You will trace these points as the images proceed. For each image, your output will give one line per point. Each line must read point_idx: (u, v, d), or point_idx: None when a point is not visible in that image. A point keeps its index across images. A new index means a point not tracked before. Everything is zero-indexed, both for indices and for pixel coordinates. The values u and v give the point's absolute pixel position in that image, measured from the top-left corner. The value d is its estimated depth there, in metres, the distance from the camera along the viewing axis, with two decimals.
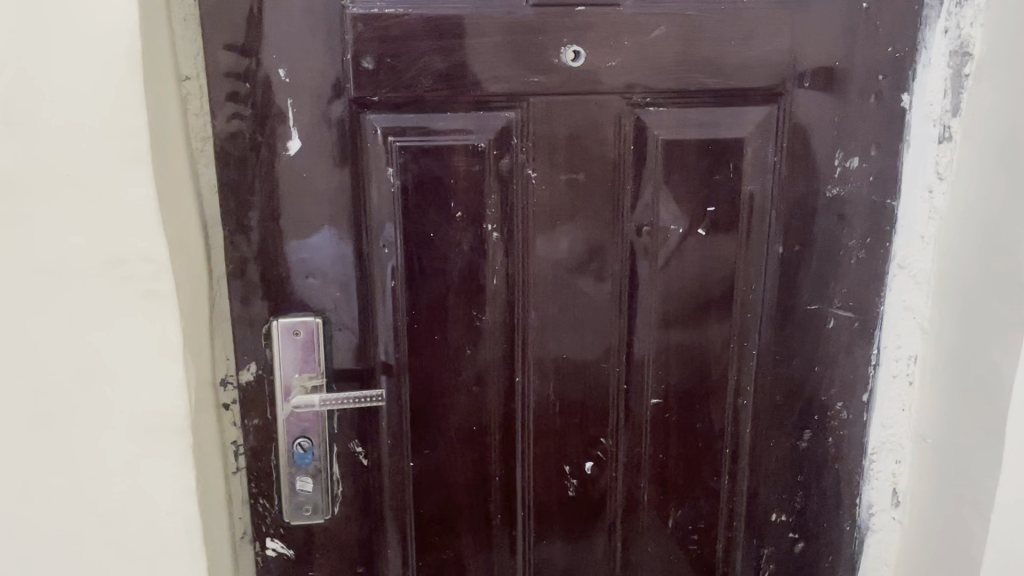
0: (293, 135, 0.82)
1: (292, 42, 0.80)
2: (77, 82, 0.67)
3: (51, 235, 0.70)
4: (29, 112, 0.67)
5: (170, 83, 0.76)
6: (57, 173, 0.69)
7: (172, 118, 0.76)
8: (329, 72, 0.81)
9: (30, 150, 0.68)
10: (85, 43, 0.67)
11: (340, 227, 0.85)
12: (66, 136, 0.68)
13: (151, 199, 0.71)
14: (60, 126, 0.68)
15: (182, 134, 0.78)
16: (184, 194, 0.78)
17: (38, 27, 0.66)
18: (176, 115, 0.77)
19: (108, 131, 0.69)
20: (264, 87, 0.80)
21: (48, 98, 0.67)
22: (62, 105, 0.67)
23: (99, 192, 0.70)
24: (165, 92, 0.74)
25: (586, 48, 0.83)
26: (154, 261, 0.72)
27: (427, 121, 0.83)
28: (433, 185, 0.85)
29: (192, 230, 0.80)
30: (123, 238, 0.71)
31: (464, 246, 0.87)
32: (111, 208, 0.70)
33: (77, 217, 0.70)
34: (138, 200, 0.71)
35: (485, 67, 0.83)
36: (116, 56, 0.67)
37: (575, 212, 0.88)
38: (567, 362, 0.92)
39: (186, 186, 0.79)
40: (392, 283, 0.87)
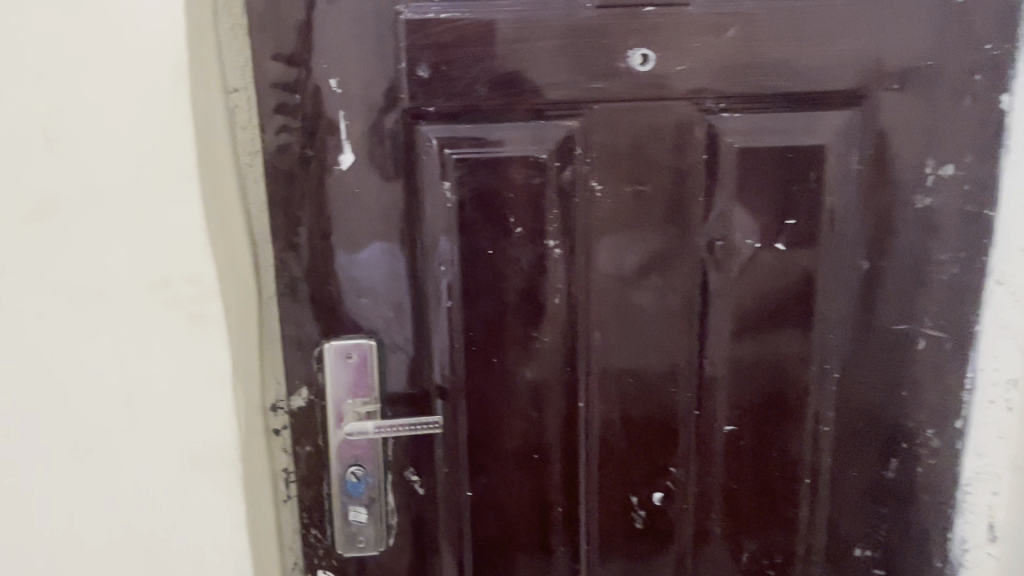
0: (345, 146, 0.78)
1: (344, 51, 0.75)
2: (122, 96, 0.64)
3: (93, 256, 0.67)
4: (70, 129, 0.64)
5: (218, 95, 0.72)
6: (100, 192, 0.66)
7: (220, 132, 0.72)
8: (381, 82, 0.77)
9: (72, 168, 0.65)
10: (130, 53, 0.63)
11: (392, 244, 0.81)
12: (108, 153, 0.65)
13: (200, 218, 0.67)
14: (102, 143, 0.65)
15: (230, 149, 0.75)
16: (232, 211, 0.75)
17: (81, 38, 0.62)
18: (224, 129, 0.73)
19: (154, 148, 0.65)
20: (314, 98, 0.76)
21: (90, 113, 0.64)
22: (105, 120, 0.64)
23: (143, 211, 0.66)
24: (213, 105, 0.71)
25: (654, 51, 0.77)
26: (201, 284, 0.69)
27: (485, 131, 0.79)
28: (491, 199, 0.80)
29: (240, 249, 0.76)
30: (167, 259, 0.68)
31: (523, 263, 0.82)
32: (156, 228, 0.67)
33: (121, 238, 0.67)
34: (185, 220, 0.67)
35: (545, 73, 0.77)
36: (160, 68, 0.64)
37: (641, 226, 0.82)
38: (633, 387, 0.86)
39: (234, 203, 0.75)
40: (448, 303, 0.83)
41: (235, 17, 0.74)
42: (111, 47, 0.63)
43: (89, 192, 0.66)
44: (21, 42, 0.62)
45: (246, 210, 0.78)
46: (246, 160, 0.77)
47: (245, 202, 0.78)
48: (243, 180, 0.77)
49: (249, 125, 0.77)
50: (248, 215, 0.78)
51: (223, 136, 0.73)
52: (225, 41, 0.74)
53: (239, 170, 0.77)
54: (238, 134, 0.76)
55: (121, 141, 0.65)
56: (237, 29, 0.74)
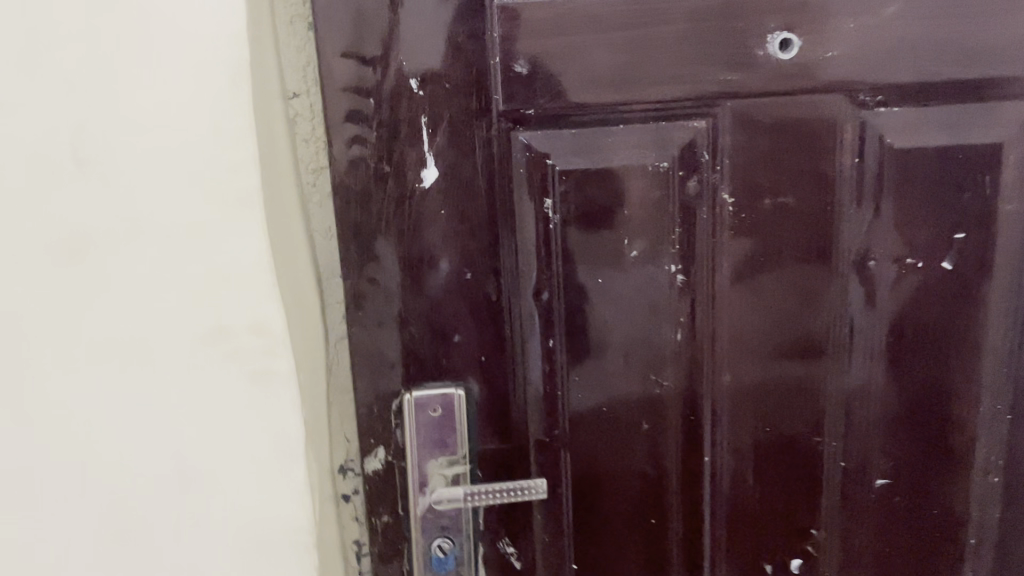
0: (429, 160, 0.64)
1: (426, 46, 0.62)
2: (169, 107, 0.52)
3: (135, 303, 0.55)
4: (106, 149, 0.52)
5: (280, 104, 0.60)
6: (143, 226, 0.54)
7: (283, 149, 0.60)
8: (471, 82, 0.63)
9: (108, 197, 0.53)
10: (180, 54, 0.51)
11: (483, 275, 0.67)
12: (153, 177, 0.53)
13: (265, 255, 0.55)
14: (145, 165, 0.53)
15: (293, 168, 0.62)
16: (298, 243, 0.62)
17: (119, 38, 0.51)
18: (288, 145, 0.61)
19: (209, 169, 0.53)
20: (391, 103, 0.63)
21: (130, 129, 0.52)
22: (149, 136, 0.52)
23: (196, 247, 0.54)
24: (275, 116, 0.59)
25: (800, 34, 0.64)
26: (268, 334, 0.56)
27: (595, 137, 0.65)
28: (601, 218, 0.67)
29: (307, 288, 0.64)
30: (226, 306, 0.56)
31: (639, 294, 0.69)
32: (212, 268, 0.55)
33: (170, 280, 0.55)
34: (247, 258, 0.55)
35: (668, 64, 0.64)
36: (217, 70, 0.52)
37: (782, 247, 0.68)
38: (768, 436, 0.73)
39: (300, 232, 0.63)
40: (550, 342, 0.69)
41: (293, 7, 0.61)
42: (154, 48, 0.51)
43: (131, 226, 0.54)
44: (44, 44, 0.51)
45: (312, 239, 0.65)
46: (310, 179, 0.64)
47: (310, 231, 0.65)
48: (308, 204, 0.65)
49: (313, 138, 0.63)
50: (314, 244, 0.65)
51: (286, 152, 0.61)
52: (281, 38, 0.61)
53: (304, 191, 0.64)
54: (300, 149, 0.63)
55: (167, 163, 0.53)
56: (297, 22, 0.61)
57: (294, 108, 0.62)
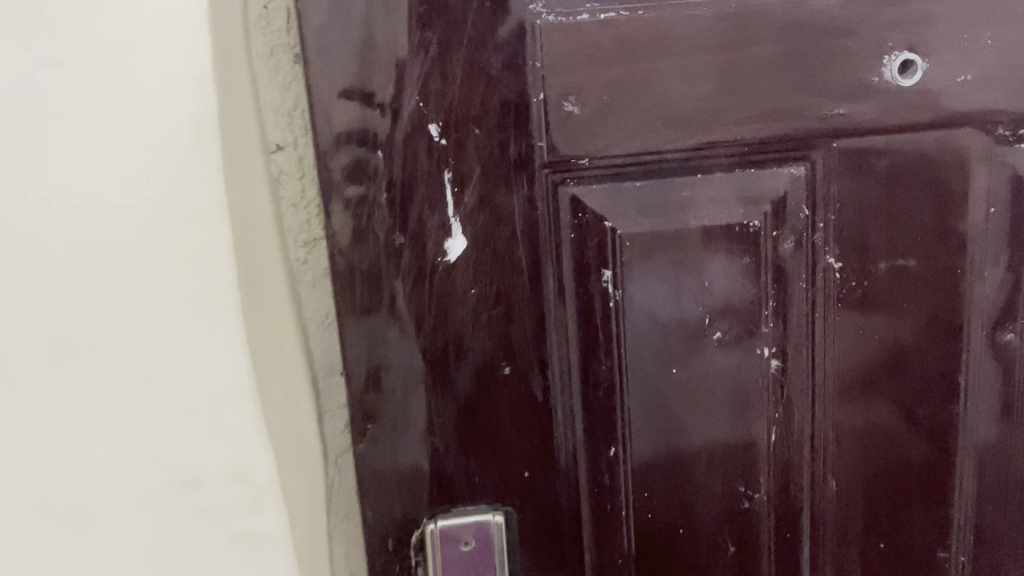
0: (454, 227, 0.50)
1: (449, 79, 0.48)
2: (102, 174, 0.36)
3: (64, 447, 0.39)
4: (14, 235, 0.36)
5: (257, 166, 0.45)
6: (71, 340, 0.38)
7: (263, 226, 0.45)
8: (508, 125, 0.49)
9: (18, 308, 0.37)
10: (115, 97, 0.36)
11: (526, 371, 0.52)
12: (83, 272, 0.37)
13: (245, 379, 0.39)
14: (70, 256, 0.37)
15: (276, 248, 0.47)
16: (289, 346, 0.47)
17: (26, 79, 0.35)
18: (268, 220, 0.46)
19: (163, 264, 0.37)
20: (405, 156, 0.48)
21: (48, 206, 0.36)
22: (75, 217, 0.37)
23: (147, 372, 0.38)
24: (252, 184, 0.43)
25: (924, 54, 0.50)
26: (250, 483, 0.40)
27: (666, 190, 0.51)
28: (674, 293, 0.52)
29: (303, 398, 0.48)
30: (192, 447, 0.39)
31: (722, 387, 0.54)
32: (172, 401, 0.39)
33: (111, 419, 0.39)
34: (220, 384, 0.39)
35: (758, 97, 0.50)
36: (170, 118, 0.36)
37: (902, 321, 0.54)
38: (884, 553, 0.58)
39: (291, 330, 0.48)
40: (611, 450, 0.54)
41: (277, 35, 0.47)
42: (80, 94, 0.35)
43: (55, 344, 0.38)
44: None
45: (303, 338, 0.50)
46: (299, 253, 0.50)
47: (300, 328, 0.50)
48: (296, 291, 0.50)
49: (303, 202, 0.49)
50: (305, 344, 0.50)
51: (267, 229, 0.45)
52: (258, 76, 0.47)
53: (291, 276, 0.49)
54: (284, 220, 0.49)
55: (100, 257, 0.37)
56: (281, 52, 0.47)
57: (277, 164, 0.48)
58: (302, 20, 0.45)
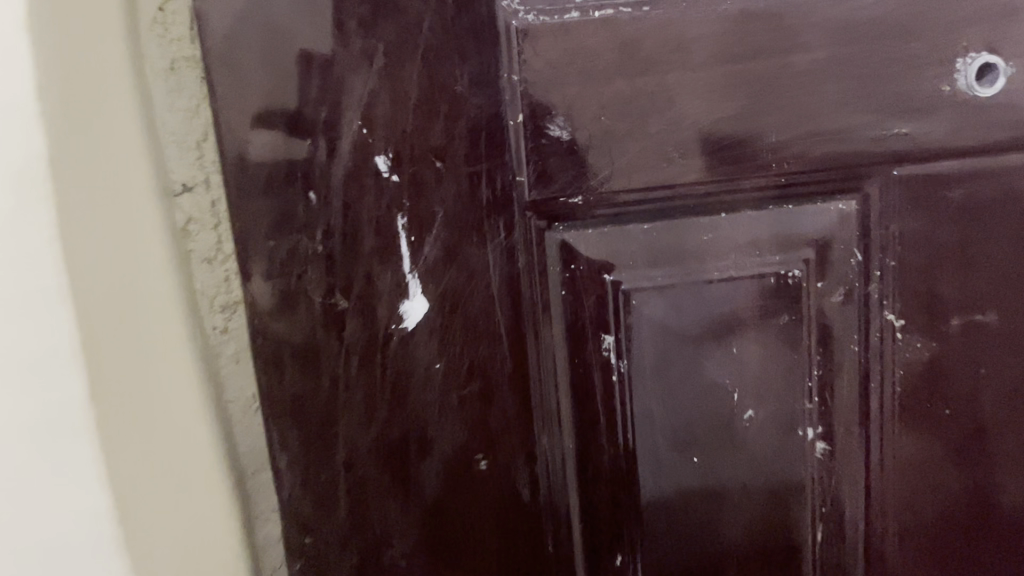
0: (410, 287, 0.39)
1: (400, 99, 0.37)
2: None
3: None
4: None
5: (135, 220, 0.33)
6: None
7: (147, 298, 0.34)
8: (478, 156, 0.38)
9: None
10: None
11: (509, 465, 0.41)
12: None
13: (112, 525, 0.27)
14: None
15: (170, 324, 0.36)
16: (189, 453, 0.35)
17: None
18: (154, 288, 0.34)
19: None
20: (346, 198, 0.37)
21: None
22: None
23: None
24: (123, 246, 0.32)
25: (1008, 56, 0.39)
26: None
27: (681, 234, 0.40)
28: (693, 362, 0.41)
29: (211, 512, 0.37)
30: None
31: (755, 477, 0.43)
32: None
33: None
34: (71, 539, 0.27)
35: (798, 114, 0.39)
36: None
37: (979, 390, 0.43)
38: None
39: (195, 426, 0.37)
40: (617, 557, 0.43)
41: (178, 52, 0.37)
42: None
43: None
44: None
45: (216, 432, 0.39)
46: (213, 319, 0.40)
47: (213, 418, 0.39)
48: (207, 369, 0.39)
49: (215, 257, 0.39)
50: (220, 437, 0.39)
51: (152, 301, 0.34)
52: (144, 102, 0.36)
53: (198, 350, 0.38)
54: (187, 280, 0.38)
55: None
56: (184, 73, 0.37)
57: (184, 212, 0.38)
58: (203, 27, 0.35)
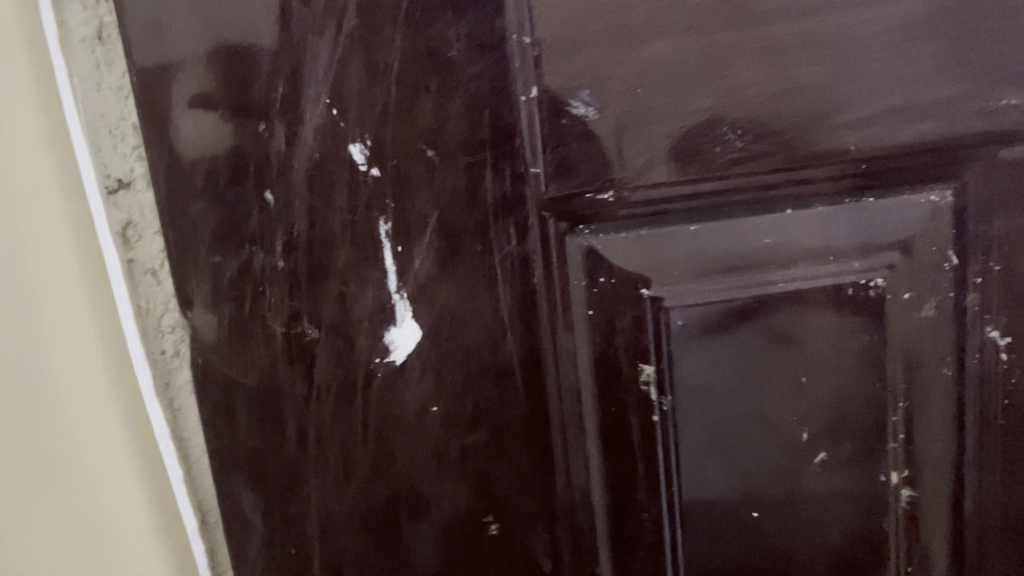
0: (397, 310, 0.31)
1: (376, 70, 0.29)
2: None
3: None
4: None
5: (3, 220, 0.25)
6: None
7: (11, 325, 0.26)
8: (479, 142, 0.29)
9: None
10: None
11: (525, 528, 0.33)
12: None
13: None
14: None
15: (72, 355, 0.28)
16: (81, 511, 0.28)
17: None
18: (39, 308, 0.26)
19: None
20: (311, 199, 0.29)
21: None
22: None
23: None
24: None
25: None
26: None
27: (738, 237, 0.32)
28: (747, 398, 0.33)
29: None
30: None
31: (828, 535, 0.35)
32: None
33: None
34: None
35: (884, 82, 0.31)
36: None
37: None
38: None
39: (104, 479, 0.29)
40: None
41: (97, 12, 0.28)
42: None
43: None
44: None
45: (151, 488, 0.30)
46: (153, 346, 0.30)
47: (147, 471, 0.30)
48: (141, 412, 0.30)
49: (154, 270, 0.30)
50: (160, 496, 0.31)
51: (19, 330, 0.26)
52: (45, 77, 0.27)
53: (127, 389, 0.30)
54: (115, 299, 0.29)
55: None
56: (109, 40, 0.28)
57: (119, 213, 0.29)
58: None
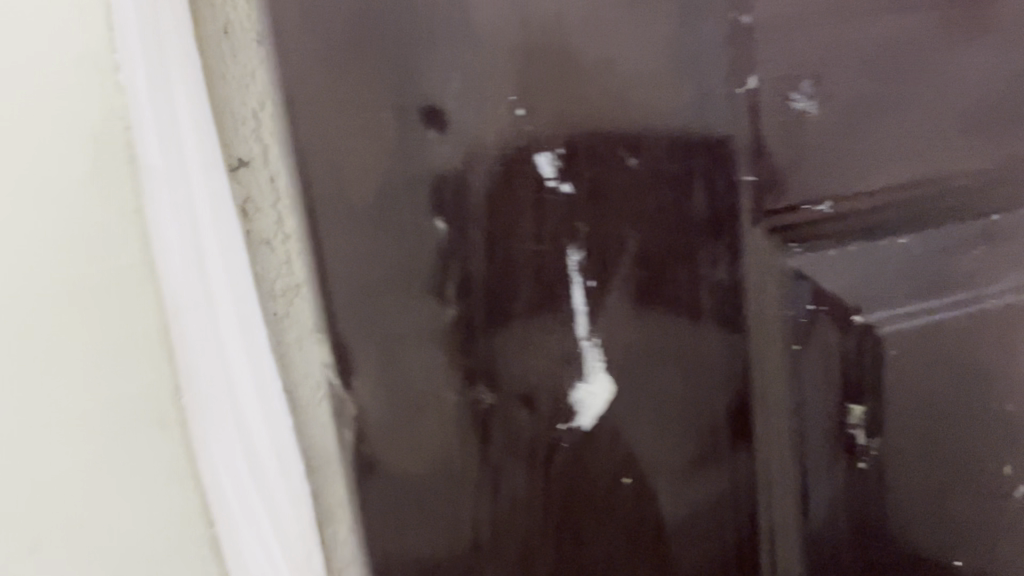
0: (586, 363, 0.24)
1: (564, 57, 0.22)
2: None
3: None
4: None
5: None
6: None
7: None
8: (684, 148, 0.24)
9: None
10: None
11: None
12: None
13: None
14: None
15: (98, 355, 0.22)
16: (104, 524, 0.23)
17: None
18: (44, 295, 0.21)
19: None
20: (489, 228, 0.23)
21: None
22: None
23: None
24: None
25: None
26: None
27: (957, 247, 0.27)
28: (968, 459, 0.28)
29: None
30: None
31: None
32: None
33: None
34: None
35: None
36: None
37: None
38: None
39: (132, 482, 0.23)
40: None
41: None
42: None
43: None
44: None
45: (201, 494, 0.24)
46: (270, 323, 0.25)
47: (192, 477, 0.24)
48: (256, 420, 0.25)
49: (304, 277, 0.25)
50: (213, 504, 0.24)
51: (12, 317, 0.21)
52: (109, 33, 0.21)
53: (169, 373, 0.23)
54: (234, 280, 0.24)
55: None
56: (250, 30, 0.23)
57: (239, 189, 0.24)
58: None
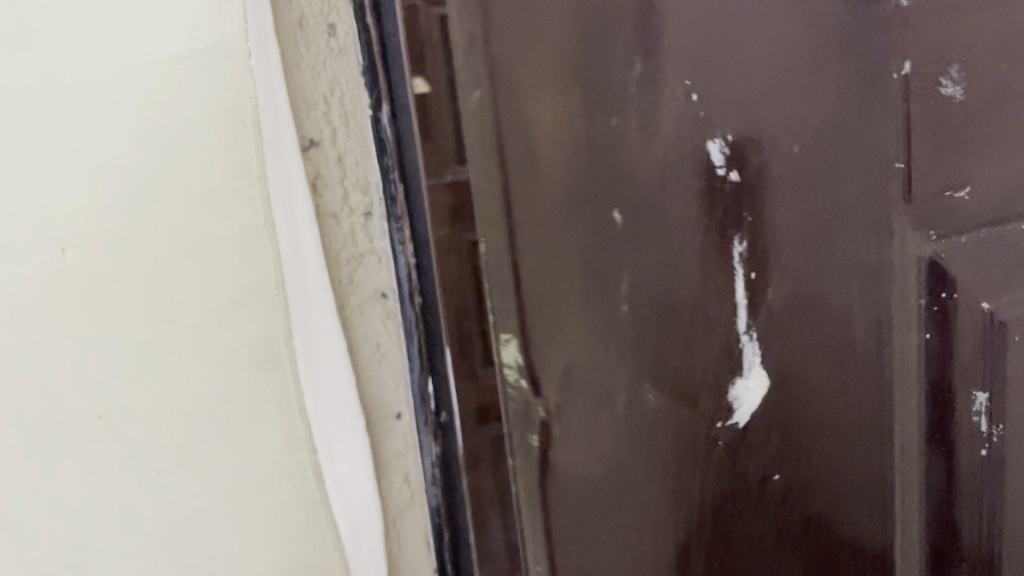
0: (736, 327, 0.31)
1: (710, 57, 0.29)
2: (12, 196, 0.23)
3: None
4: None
5: (136, 150, 0.24)
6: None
7: (133, 253, 0.24)
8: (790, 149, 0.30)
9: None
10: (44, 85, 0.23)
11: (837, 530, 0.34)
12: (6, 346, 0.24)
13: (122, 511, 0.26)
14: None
15: (219, 301, 0.25)
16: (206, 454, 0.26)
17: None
18: (179, 241, 0.25)
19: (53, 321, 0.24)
20: (658, 201, 0.29)
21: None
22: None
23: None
24: (75, 178, 0.24)
25: None
26: None
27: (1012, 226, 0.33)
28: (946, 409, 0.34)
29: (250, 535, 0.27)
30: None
31: None
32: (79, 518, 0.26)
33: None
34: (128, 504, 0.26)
35: None
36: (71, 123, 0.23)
37: None
38: None
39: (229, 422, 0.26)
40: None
41: (329, 14, 0.27)
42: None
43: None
44: None
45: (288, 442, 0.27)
46: (341, 282, 0.29)
47: (278, 426, 0.26)
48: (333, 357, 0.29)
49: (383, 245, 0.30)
50: (294, 455, 0.27)
51: (141, 257, 0.24)
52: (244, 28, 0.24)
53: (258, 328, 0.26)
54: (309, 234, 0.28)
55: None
56: (343, 42, 0.28)
57: (309, 166, 0.28)
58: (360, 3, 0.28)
